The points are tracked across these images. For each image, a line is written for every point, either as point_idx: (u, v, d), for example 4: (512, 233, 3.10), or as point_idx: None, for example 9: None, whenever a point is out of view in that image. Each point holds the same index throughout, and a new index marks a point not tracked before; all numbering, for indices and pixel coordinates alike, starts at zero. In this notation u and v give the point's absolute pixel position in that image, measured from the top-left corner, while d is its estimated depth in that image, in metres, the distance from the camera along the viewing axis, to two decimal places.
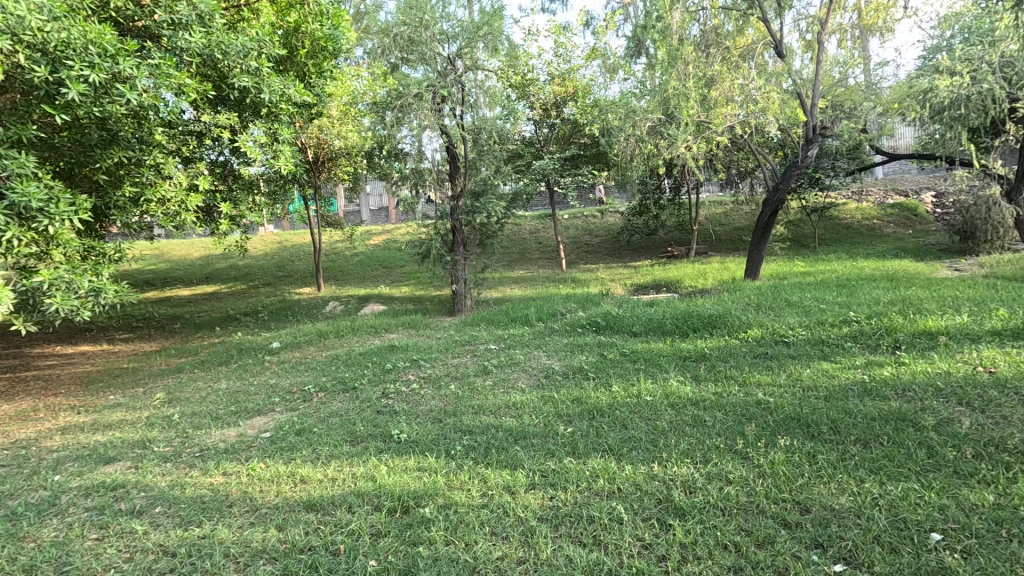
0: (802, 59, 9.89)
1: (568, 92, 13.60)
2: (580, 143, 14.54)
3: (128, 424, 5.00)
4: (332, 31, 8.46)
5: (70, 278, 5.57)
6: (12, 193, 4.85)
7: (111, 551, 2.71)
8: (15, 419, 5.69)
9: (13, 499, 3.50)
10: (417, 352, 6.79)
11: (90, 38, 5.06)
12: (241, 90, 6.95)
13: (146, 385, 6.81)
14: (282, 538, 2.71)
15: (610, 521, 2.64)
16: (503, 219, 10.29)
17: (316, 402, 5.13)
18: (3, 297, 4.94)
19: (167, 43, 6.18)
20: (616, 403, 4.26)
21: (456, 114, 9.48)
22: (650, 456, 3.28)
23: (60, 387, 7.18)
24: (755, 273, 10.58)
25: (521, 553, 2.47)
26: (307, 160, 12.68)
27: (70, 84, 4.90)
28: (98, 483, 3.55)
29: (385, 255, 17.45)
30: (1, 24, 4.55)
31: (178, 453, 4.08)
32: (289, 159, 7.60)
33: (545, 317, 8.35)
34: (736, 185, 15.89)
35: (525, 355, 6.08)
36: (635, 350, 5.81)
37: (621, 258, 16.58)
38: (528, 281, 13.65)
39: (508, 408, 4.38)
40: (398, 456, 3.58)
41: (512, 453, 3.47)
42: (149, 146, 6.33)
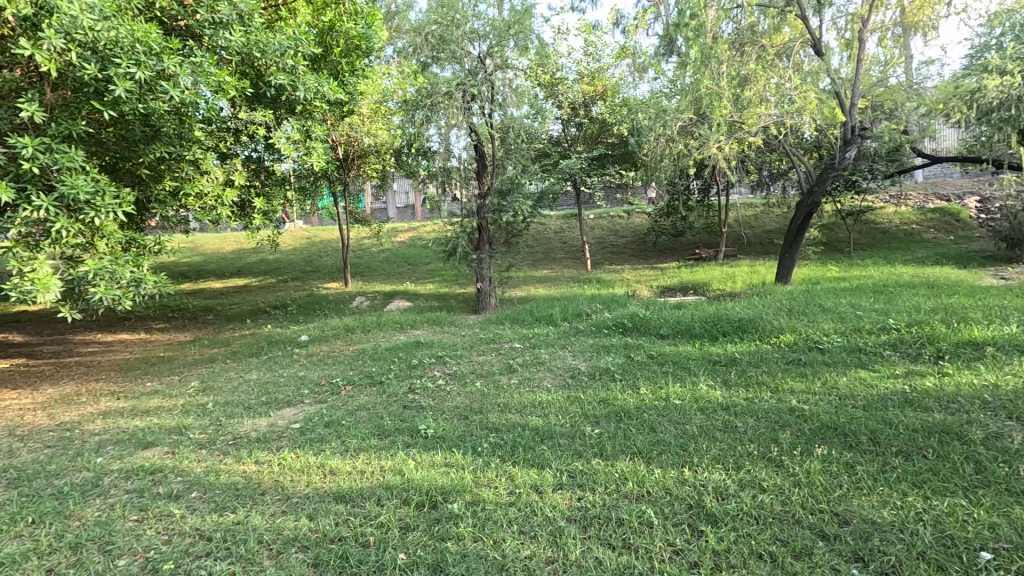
0: (841, 58, 9.59)
1: (597, 91, 13.56)
2: (608, 143, 14.43)
3: (165, 411, 5.17)
4: (365, 29, 8.58)
5: (113, 269, 5.80)
6: (62, 185, 5.04)
7: (150, 534, 2.80)
8: (59, 403, 5.94)
9: (58, 478, 3.66)
10: (442, 348, 6.84)
11: (136, 36, 5.23)
12: (277, 87, 7.10)
13: (181, 374, 7.04)
14: (314, 528, 2.75)
15: (640, 524, 2.61)
16: (529, 218, 10.27)
17: (344, 396, 5.22)
18: (52, 286, 5.20)
19: (209, 41, 6.36)
20: (644, 405, 4.21)
21: (484, 112, 9.48)
22: (681, 460, 3.23)
23: (101, 374, 7.46)
24: (787, 278, 10.32)
25: (550, 553, 2.45)
26: (337, 157, 12.91)
27: (118, 82, 5.06)
28: (138, 467, 3.67)
29: (411, 253, 17.64)
30: (55, 24, 4.74)
31: (213, 440, 4.20)
32: (322, 156, 7.70)
33: (570, 317, 8.32)
34: (768, 187, 15.55)
35: (551, 355, 6.06)
36: (663, 352, 5.73)
37: (647, 260, 16.40)
38: (553, 281, 13.62)
39: (534, 407, 4.37)
40: (425, 451, 3.60)
41: (540, 452, 3.46)
42: (189, 143, 6.53)
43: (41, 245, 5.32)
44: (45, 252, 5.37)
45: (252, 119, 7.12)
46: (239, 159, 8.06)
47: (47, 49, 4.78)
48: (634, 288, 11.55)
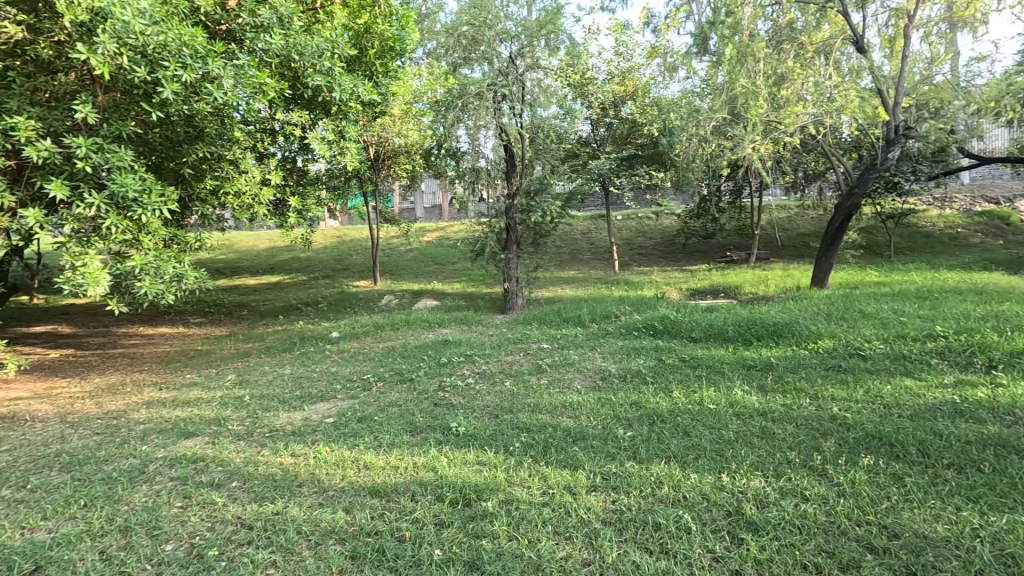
0: (884, 55, 9.26)
1: (627, 91, 13.47)
2: (637, 144, 14.30)
3: (204, 402, 5.34)
4: (399, 31, 8.72)
5: (157, 264, 6.01)
6: (112, 184, 5.26)
7: (194, 520, 2.89)
8: (106, 392, 6.21)
9: (107, 464, 3.81)
10: (470, 347, 6.87)
11: (184, 40, 5.42)
12: (314, 89, 7.25)
13: (218, 366, 7.28)
14: (350, 521, 2.80)
15: (677, 530, 2.57)
16: (558, 219, 10.22)
17: (375, 392, 5.29)
18: (101, 279, 5.43)
19: (249, 44, 6.56)
20: (677, 409, 4.14)
21: (514, 113, 9.48)
22: (717, 466, 3.16)
23: (143, 364, 7.78)
24: (823, 282, 10.00)
25: (586, 555, 2.44)
26: (368, 157, 13.12)
27: (165, 84, 5.26)
28: (181, 456, 3.80)
29: (438, 252, 17.84)
30: (109, 30, 4.94)
31: (251, 432, 4.31)
32: (355, 156, 7.81)
33: (599, 318, 8.25)
34: (802, 189, 15.15)
35: (580, 356, 6.02)
36: (696, 356, 5.63)
37: (676, 262, 16.16)
38: (580, 282, 13.54)
39: (565, 408, 4.34)
40: (457, 449, 3.62)
41: (573, 453, 3.44)
42: (230, 143, 6.75)
43: (92, 240, 5.56)
44: (95, 247, 5.62)
45: (289, 120, 7.28)
46: (275, 159, 8.24)
47: (101, 53, 4.99)
48: (663, 290, 11.40)
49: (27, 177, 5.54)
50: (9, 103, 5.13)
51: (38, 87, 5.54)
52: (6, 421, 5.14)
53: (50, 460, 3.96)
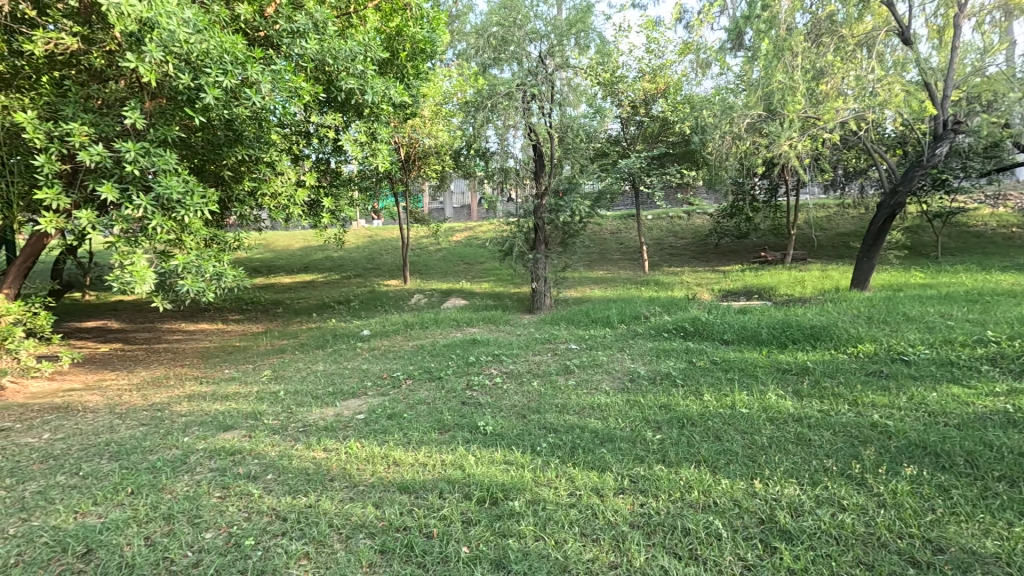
0: (932, 46, 8.83)
1: (659, 88, 13.25)
2: (668, 142, 14.10)
3: (241, 397, 5.54)
4: (430, 33, 8.78)
5: (199, 263, 6.25)
6: (158, 186, 5.50)
7: (232, 510, 3.00)
8: (151, 385, 6.51)
9: (152, 453, 4.00)
10: (498, 347, 6.89)
11: (225, 48, 5.64)
12: (347, 92, 7.38)
13: (255, 362, 7.53)
14: (380, 516, 2.85)
15: (707, 536, 2.53)
16: (587, 218, 10.14)
17: (405, 389, 5.38)
18: (147, 278, 5.69)
19: (286, 49, 6.75)
20: (708, 412, 4.06)
21: (543, 112, 9.46)
22: (750, 472, 3.09)
23: (186, 359, 8.11)
24: (864, 283, 9.63)
25: (613, 557, 2.42)
26: (399, 158, 13.32)
27: (207, 90, 5.47)
28: (220, 448, 3.95)
29: (466, 252, 17.98)
30: (156, 39, 5.14)
31: (285, 426, 4.45)
32: (386, 157, 7.91)
33: (628, 319, 8.17)
34: (842, 187, 14.62)
35: (608, 356, 5.97)
36: (727, 358, 5.50)
37: (708, 262, 15.83)
38: (608, 282, 13.41)
39: (592, 409, 4.31)
40: (485, 448, 3.64)
41: (600, 455, 3.41)
42: (267, 146, 6.97)
43: (139, 240, 5.84)
44: (142, 247, 5.88)
45: (323, 123, 7.43)
46: (309, 160, 8.42)
47: (149, 62, 5.21)
48: (695, 291, 11.19)
49: (81, 180, 5.84)
50: (65, 110, 5.43)
51: (91, 95, 5.84)
52: (61, 410, 5.44)
53: (100, 449, 4.17)
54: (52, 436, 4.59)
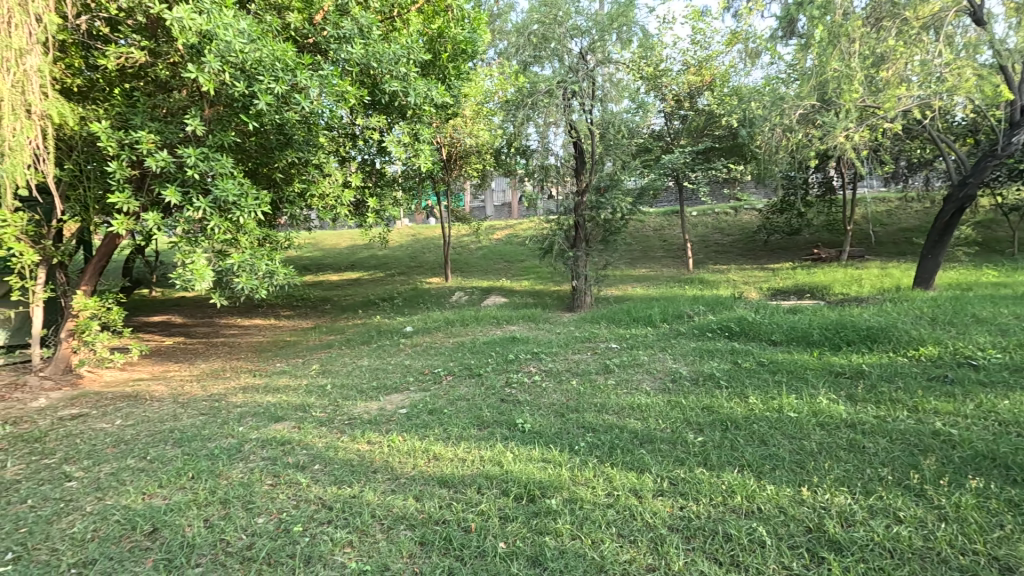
0: (1007, 26, 8.12)
1: (705, 81, 12.89)
2: (715, 136, 13.58)
3: (291, 389, 5.80)
4: (471, 34, 8.82)
5: (253, 262, 6.56)
6: (215, 189, 5.83)
7: (282, 497, 3.16)
8: (210, 376, 6.92)
9: (211, 441, 4.25)
10: (538, 345, 6.90)
11: (276, 55, 5.89)
12: (391, 94, 7.55)
13: (304, 356, 7.87)
14: (420, 508, 2.93)
15: (750, 543, 2.46)
16: (628, 215, 9.98)
17: (445, 385, 5.48)
18: (206, 275, 6.05)
19: (333, 55, 6.99)
20: (753, 416, 3.93)
21: (585, 109, 9.36)
22: (797, 478, 2.98)
23: (241, 353, 8.56)
24: (928, 282, 9.04)
25: (651, 560, 2.39)
26: (442, 158, 13.53)
27: (260, 96, 5.74)
28: (272, 438, 4.15)
29: (507, 250, 18.06)
30: (214, 50, 5.45)
31: (331, 419, 4.62)
32: (428, 157, 8.04)
33: (670, 318, 8.00)
34: (904, 180, 13.77)
35: (649, 356, 5.87)
36: (775, 360, 5.29)
37: (756, 260, 15.26)
38: (650, 281, 13.17)
39: (632, 410, 4.26)
40: (523, 446, 3.66)
41: (639, 456, 3.37)
42: (315, 148, 7.22)
43: (199, 240, 6.19)
44: (202, 246, 6.25)
45: (368, 125, 7.62)
46: (355, 162, 8.65)
47: (208, 72, 5.52)
48: (742, 290, 10.83)
49: (148, 185, 6.27)
50: (134, 119, 5.83)
51: (158, 104, 6.23)
52: (131, 399, 5.87)
53: (165, 436, 4.47)
54: (124, 422, 4.96)
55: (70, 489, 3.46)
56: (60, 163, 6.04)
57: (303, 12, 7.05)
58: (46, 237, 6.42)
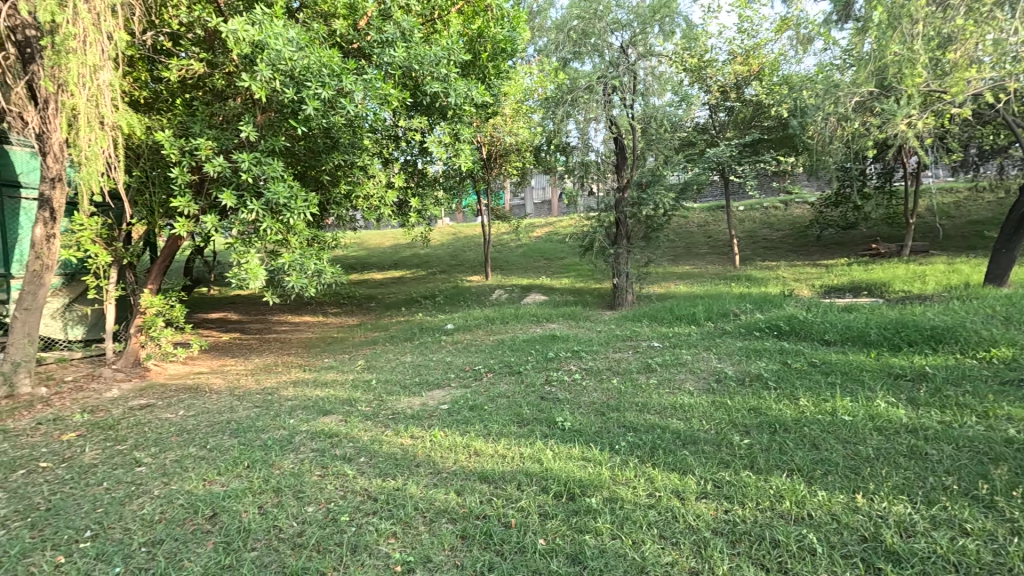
0: None
1: (752, 70, 12.44)
2: (763, 127, 13.04)
3: (339, 384, 6.03)
4: (511, 32, 8.82)
5: (303, 261, 6.83)
6: (267, 192, 6.12)
7: (331, 488, 3.29)
8: (263, 370, 7.27)
9: (264, 432, 4.47)
10: (578, 343, 6.86)
11: (323, 61, 6.10)
12: (432, 95, 7.68)
13: (351, 352, 8.14)
14: (461, 503, 2.98)
15: (799, 550, 2.38)
16: (671, 211, 9.77)
17: (486, 382, 5.55)
18: (259, 275, 6.35)
19: (376, 59, 7.18)
20: (804, 418, 3.77)
21: (626, 104, 9.18)
22: (850, 484, 2.85)
23: (292, 348, 8.94)
24: (1002, 279, 8.40)
25: (694, 563, 2.35)
26: (482, 157, 13.65)
27: (308, 102, 5.97)
28: (321, 430, 4.33)
29: (547, 248, 18.03)
30: (266, 59, 5.70)
31: (376, 413, 4.76)
32: (468, 157, 8.12)
33: (715, 317, 7.77)
34: (974, 169, 12.85)
35: (693, 355, 5.73)
36: (828, 360, 5.07)
37: (808, 255, 14.60)
38: (695, 278, 12.83)
39: (675, 410, 4.17)
40: (563, 443, 3.66)
41: (681, 457, 3.30)
42: (360, 151, 7.42)
43: (252, 240, 6.49)
44: (255, 247, 6.54)
45: (411, 126, 7.76)
46: (398, 163, 8.78)
47: (260, 80, 5.78)
48: (792, 287, 10.39)
49: (207, 189, 6.64)
50: (194, 127, 6.18)
51: (215, 113, 6.58)
52: (192, 391, 6.24)
53: (223, 426, 4.72)
54: (186, 413, 5.29)
55: (140, 474, 3.73)
56: (129, 170, 6.50)
57: (347, 18, 7.26)
58: (117, 239, 6.89)
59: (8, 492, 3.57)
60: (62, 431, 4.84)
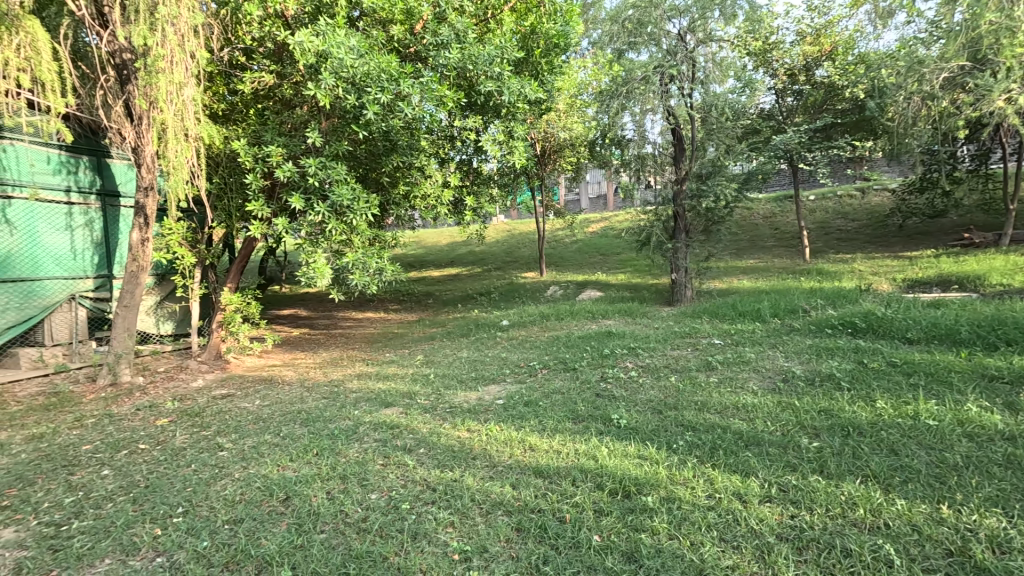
0: None
1: (823, 50, 11.61)
2: (836, 111, 12.19)
3: (399, 377, 6.26)
4: (564, 26, 8.75)
5: (365, 260, 7.13)
6: (332, 195, 6.47)
7: (392, 476, 3.44)
8: (330, 364, 7.66)
9: (332, 422, 4.73)
10: (634, 340, 6.74)
11: (382, 67, 6.33)
12: (486, 95, 7.78)
13: (410, 347, 8.42)
14: (517, 496, 3.03)
15: (874, 560, 2.24)
16: (733, 203, 9.35)
17: (541, 378, 5.58)
18: (326, 273, 6.71)
19: (432, 61, 7.37)
20: (882, 422, 3.52)
21: (683, 93, 8.87)
22: (935, 493, 2.64)
23: (355, 343, 9.36)
24: None
25: (756, 568, 2.27)
26: (536, 153, 13.65)
27: (369, 107, 6.22)
28: (383, 422, 4.52)
29: (603, 244, 17.78)
30: (330, 67, 6.00)
31: (435, 406, 4.91)
32: (522, 153, 8.14)
33: (782, 313, 7.37)
34: None
35: (757, 353, 5.48)
36: (911, 360, 4.68)
37: (888, 247, 13.53)
38: (760, 272, 12.22)
39: (737, 409, 4.02)
40: (618, 441, 3.63)
41: (743, 458, 3.18)
42: (418, 152, 7.59)
43: (319, 240, 6.85)
44: (322, 247, 6.87)
45: (466, 126, 7.89)
46: (454, 162, 8.93)
47: (325, 88, 6.09)
48: (870, 281, 9.67)
49: (278, 193, 7.08)
50: (266, 135, 6.61)
51: (284, 121, 6.99)
52: (267, 382, 6.68)
53: (294, 416, 5.04)
54: (262, 403, 5.68)
55: (222, 458, 4.06)
56: (210, 177, 7.04)
57: (405, 23, 7.47)
58: (200, 242, 7.47)
59: (114, 470, 3.99)
60: (156, 417, 5.34)
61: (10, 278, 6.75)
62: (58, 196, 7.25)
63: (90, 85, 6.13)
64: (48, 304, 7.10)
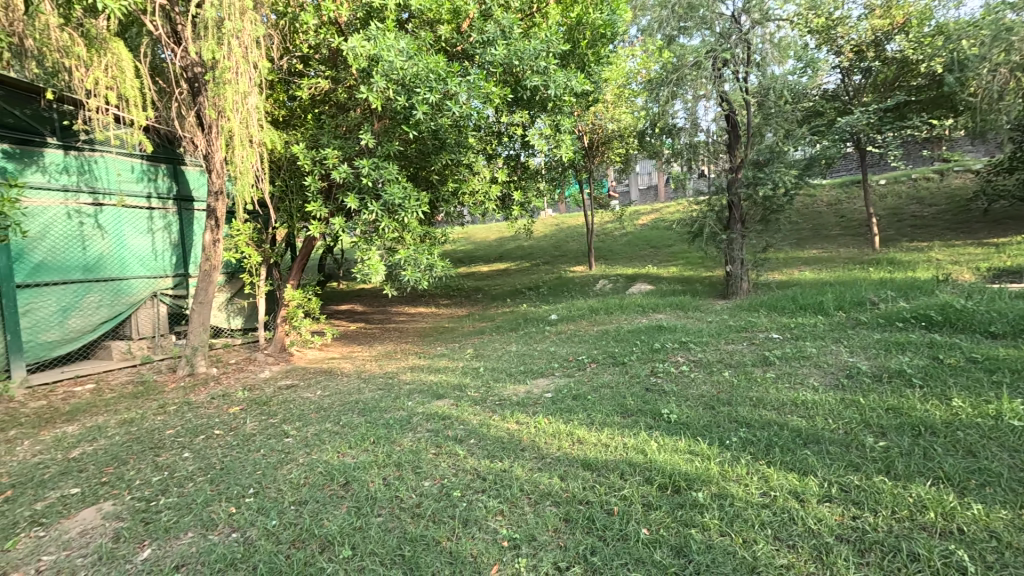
0: None
1: (895, 23, 10.66)
2: (910, 87, 11.41)
3: (450, 370, 6.43)
4: (610, 16, 8.62)
5: (416, 256, 7.33)
6: (385, 193, 6.71)
7: (443, 465, 3.56)
8: (384, 357, 7.96)
9: (387, 413, 4.93)
10: (686, 334, 6.57)
11: (430, 67, 6.46)
12: (532, 89, 7.77)
13: (460, 341, 8.60)
14: (565, 487, 3.07)
15: (945, 566, 2.12)
16: (793, 190, 8.85)
17: (589, 372, 5.57)
18: (379, 270, 6.97)
19: (478, 59, 7.48)
20: (958, 422, 3.28)
21: (738, 77, 8.51)
22: (1017, 500, 2.45)
23: (408, 337, 9.66)
24: None
25: (813, 568, 2.20)
26: (583, 146, 13.52)
27: (418, 107, 6.40)
28: (435, 413, 4.66)
29: (654, 236, 17.37)
30: (381, 71, 6.23)
31: (484, 399, 5.01)
32: (570, 147, 8.09)
33: (847, 306, 6.97)
34: None
35: (819, 348, 5.23)
36: (995, 356, 4.31)
37: (971, 233, 12.44)
38: (824, 263, 11.57)
39: (795, 407, 3.86)
40: (668, 436, 3.58)
41: (801, 456, 3.06)
42: (465, 149, 7.65)
43: (373, 238, 7.11)
44: (376, 244, 7.12)
45: (512, 121, 7.93)
46: (501, 158, 9.01)
47: (376, 91, 6.32)
48: (949, 271, 8.94)
49: (334, 194, 7.40)
50: (323, 139, 6.92)
51: (339, 124, 7.29)
52: (327, 374, 7.03)
53: (352, 406, 5.29)
54: (322, 393, 5.99)
55: (288, 444, 4.33)
56: (273, 180, 7.46)
57: (452, 22, 7.62)
58: (265, 241, 7.94)
59: (194, 453, 4.35)
60: (229, 405, 5.76)
61: (102, 278, 7.43)
62: (141, 202, 7.92)
63: (167, 98, 6.65)
64: (134, 302, 7.76)
